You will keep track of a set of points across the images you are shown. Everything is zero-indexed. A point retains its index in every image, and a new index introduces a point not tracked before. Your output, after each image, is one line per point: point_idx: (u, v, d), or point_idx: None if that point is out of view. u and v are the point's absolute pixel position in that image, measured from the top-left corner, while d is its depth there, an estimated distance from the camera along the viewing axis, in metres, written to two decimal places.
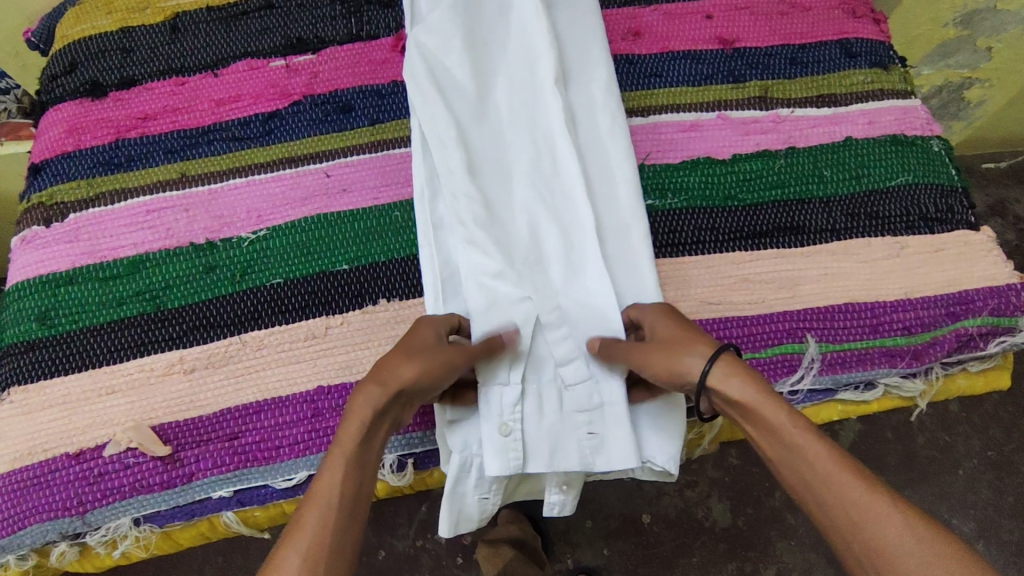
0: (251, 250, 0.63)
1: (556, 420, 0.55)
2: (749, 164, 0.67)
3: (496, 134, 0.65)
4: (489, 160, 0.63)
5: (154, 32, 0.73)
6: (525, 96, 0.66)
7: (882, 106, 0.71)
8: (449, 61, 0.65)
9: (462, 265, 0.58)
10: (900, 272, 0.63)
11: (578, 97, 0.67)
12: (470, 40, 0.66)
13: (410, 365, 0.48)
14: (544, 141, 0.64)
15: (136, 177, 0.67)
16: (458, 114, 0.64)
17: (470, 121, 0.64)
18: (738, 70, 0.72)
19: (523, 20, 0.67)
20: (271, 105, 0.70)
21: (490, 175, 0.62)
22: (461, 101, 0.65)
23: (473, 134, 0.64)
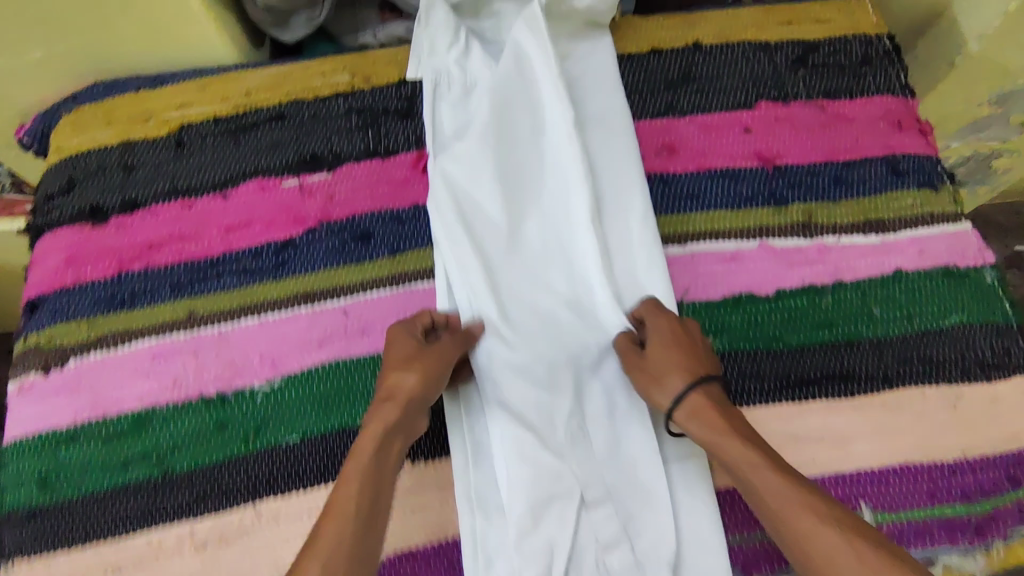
0: (266, 404, 0.59)
1: None
2: (795, 301, 0.63)
3: (529, 273, 0.61)
4: (521, 305, 0.60)
5: (158, 146, 0.68)
6: (560, 230, 0.63)
7: (932, 232, 0.66)
8: (479, 193, 0.62)
9: (494, 425, 0.56)
10: (952, 428, 0.60)
11: (614, 231, 0.63)
12: (502, 170, 0.63)
13: (403, 374, 0.54)
14: (579, 283, 0.61)
15: (141, 316, 0.62)
16: (488, 254, 0.61)
17: (501, 260, 0.61)
18: (779, 191, 0.67)
19: (557, 146, 0.65)
20: (284, 232, 0.65)
21: (523, 322, 0.59)
22: (491, 238, 0.61)
23: (505, 276, 0.61)
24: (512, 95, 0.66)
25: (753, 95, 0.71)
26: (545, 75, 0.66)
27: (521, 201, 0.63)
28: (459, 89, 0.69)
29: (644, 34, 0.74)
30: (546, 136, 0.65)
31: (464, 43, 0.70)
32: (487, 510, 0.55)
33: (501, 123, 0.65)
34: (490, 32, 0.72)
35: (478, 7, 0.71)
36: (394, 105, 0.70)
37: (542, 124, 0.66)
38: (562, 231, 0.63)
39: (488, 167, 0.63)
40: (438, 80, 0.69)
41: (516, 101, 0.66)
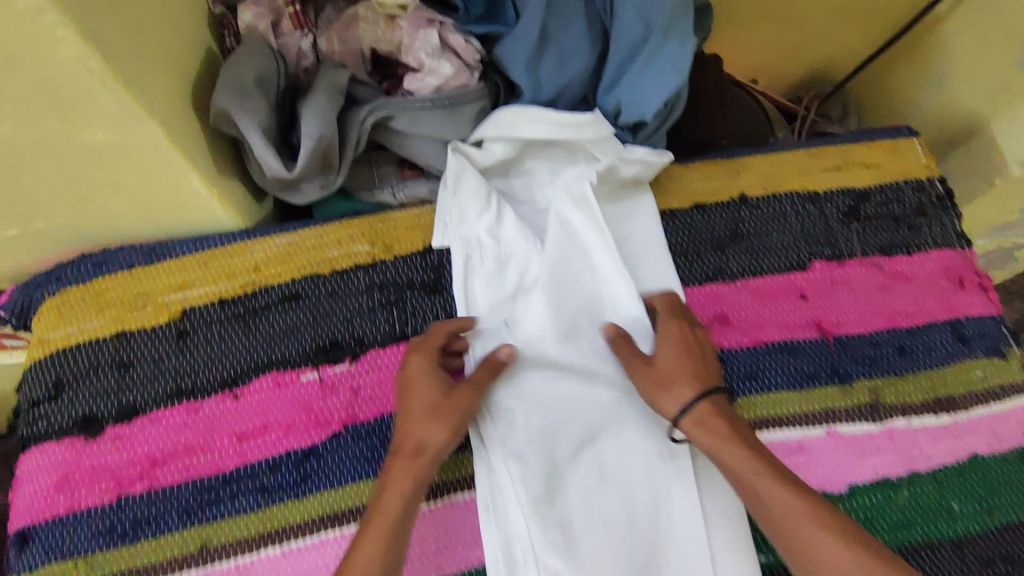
0: None
1: None
2: (872, 497, 0.58)
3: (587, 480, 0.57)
4: (580, 518, 0.55)
5: (157, 338, 0.61)
6: (616, 426, 0.58)
7: (1003, 407, 0.63)
8: (533, 389, 0.58)
9: None
10: None
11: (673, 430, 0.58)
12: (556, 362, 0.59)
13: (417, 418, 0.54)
14: (639, 490, 0.57)
15: (146, 551, 0.55)
16: (540, 469, 0.56)
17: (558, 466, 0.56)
18: (843, 367, 0.63)
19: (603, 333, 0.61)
20: (305, 438, 0.58)
21: (585, 540, 0.55)
22: (541, 448, 0.56)
23: (562, 485, 0.56)
24: (561, 274, 0.62)
25: (806, 254, 0.66)
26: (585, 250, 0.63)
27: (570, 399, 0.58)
28: (493, 260, 0.64)
29: (686, 185, 0.69)
30: (596, 320, 0.62)
31: (496, 208, 0.64)
32: None
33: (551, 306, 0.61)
34: (521, 193, 0.67)
35: (508, 167, 0.65)
36: (419, 277, 0.64)
37: (592, 305, 0.63)
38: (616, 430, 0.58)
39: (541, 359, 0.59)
40: (469, 250, 0.64)
41: (562, 283, 0.62)
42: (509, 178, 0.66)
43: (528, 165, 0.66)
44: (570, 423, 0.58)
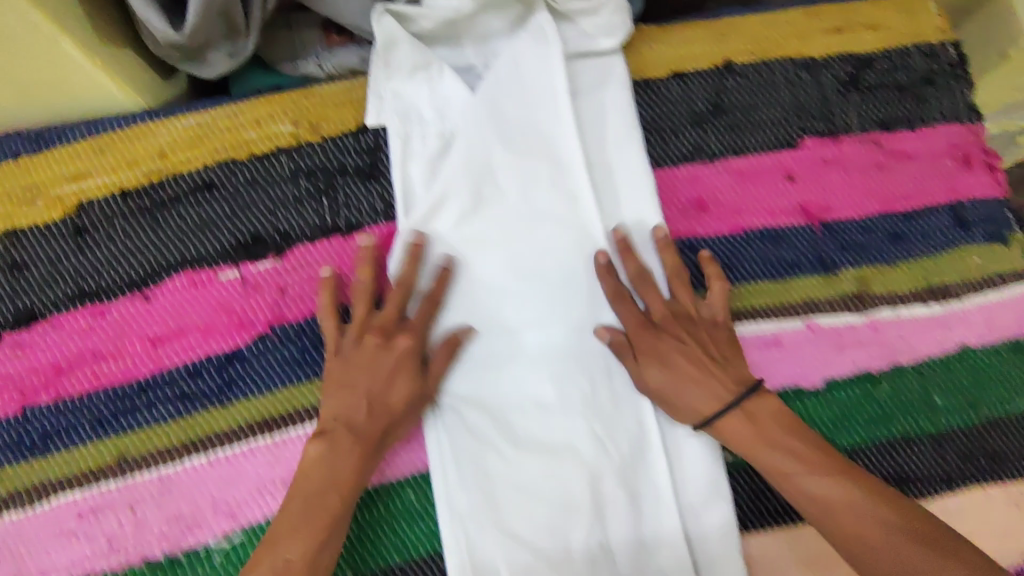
0: (226, 566, 0.49)
1: None
2: (847, 392, 0.54)
3: (535, 364, 0.51)
4: (526, 400, 0.51)
5: (53, 236, 0.54)
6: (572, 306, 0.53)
7: (1000, 298, 0.57)
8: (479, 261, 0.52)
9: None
10: (1019, 530, 0.53)
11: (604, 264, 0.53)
12: (509, 236, 0.53)
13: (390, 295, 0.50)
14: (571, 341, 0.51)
15: (60, 465, 0.50)
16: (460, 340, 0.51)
17: (505, 344, 0.52)
18: (829, 255, 0.56)
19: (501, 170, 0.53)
20: (228, 341, 0.52)
21: (529, 426, 0.50)
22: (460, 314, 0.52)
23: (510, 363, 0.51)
24: (522, 140, 0.54)
25: (797, 129, 0.58)
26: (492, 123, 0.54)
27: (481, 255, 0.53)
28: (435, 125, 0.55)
29: (662, 50, 0.59)
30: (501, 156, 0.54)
31: (437, 78, 0.55)
32: None
33: (508, 177, 0.54)
34: (478, 60, 0.57)
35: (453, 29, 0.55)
36: (353, 162, 0.56)
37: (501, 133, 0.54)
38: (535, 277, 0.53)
39: (491, 230, 0.53)
40: (408, 129, 0.55)
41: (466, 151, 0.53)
42: (460, 43, 0.56)
43: (481, 24, 0.55)
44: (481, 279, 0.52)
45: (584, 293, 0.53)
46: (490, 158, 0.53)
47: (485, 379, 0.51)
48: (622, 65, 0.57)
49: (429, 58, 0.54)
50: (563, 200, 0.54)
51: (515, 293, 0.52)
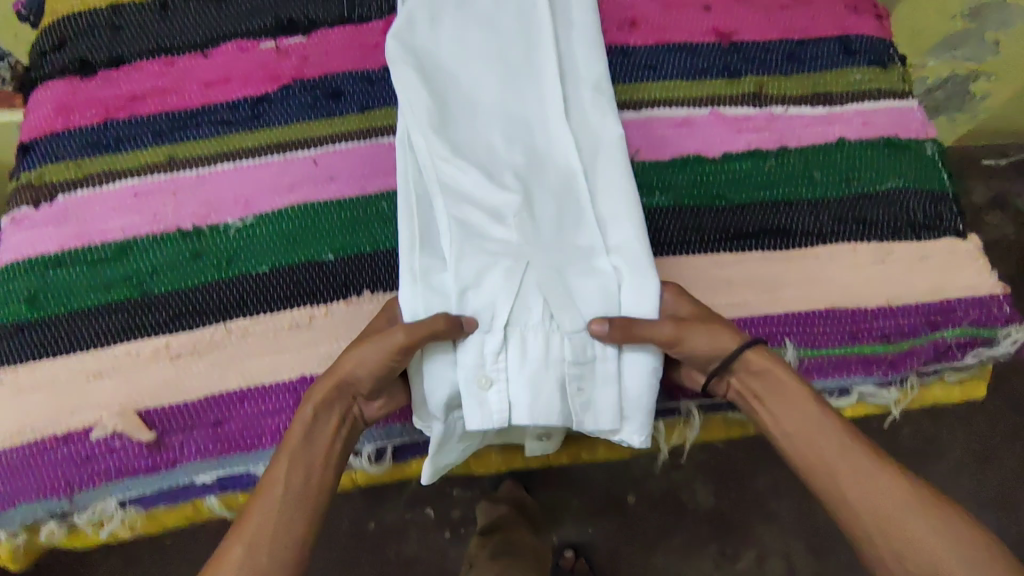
0: (238, 238, 0.64)
1: (538, 368, 0.57)
2: (740, 163, 0.67)
3: (485, 110, 0.66)
4: (476, 133, 0.65)
5: (143, 9, 0.72)
6: (520, 72, 0.68)
7: (876, 107, 0.69)
8: (453, 36, 0.68)
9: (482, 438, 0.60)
10: (881, 280, 0.63)
11: (548, 50, 0.68)
12: (475, 30, 0.69)
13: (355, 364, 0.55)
14: (513, 99, 0.67)
15: (124, 160, 0.66)
16: (431, 91, 0.65)
17: (464, 94, 0.67)
18: (734, 65, 0.70)
19: None
20: (260, 88, 0.69)
21: (477, 147, 0.64)
22: (434, 78, 0.67)
23: (467, 107, 0.66)
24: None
25: None
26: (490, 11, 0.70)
27: (453, 42, 0.68)
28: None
29: None
30: None
31: None
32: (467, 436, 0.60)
33: None
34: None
35: None
36: None
37: None
38: (494, 58, 0.68)
39: (465, 16, 0.69)
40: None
41: None
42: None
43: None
44: (451, 57, 0.68)
45: (529, 71, 0.68)
46: None
47: (448, 119, 0.64)
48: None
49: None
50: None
51: (476, 60, 0.68)
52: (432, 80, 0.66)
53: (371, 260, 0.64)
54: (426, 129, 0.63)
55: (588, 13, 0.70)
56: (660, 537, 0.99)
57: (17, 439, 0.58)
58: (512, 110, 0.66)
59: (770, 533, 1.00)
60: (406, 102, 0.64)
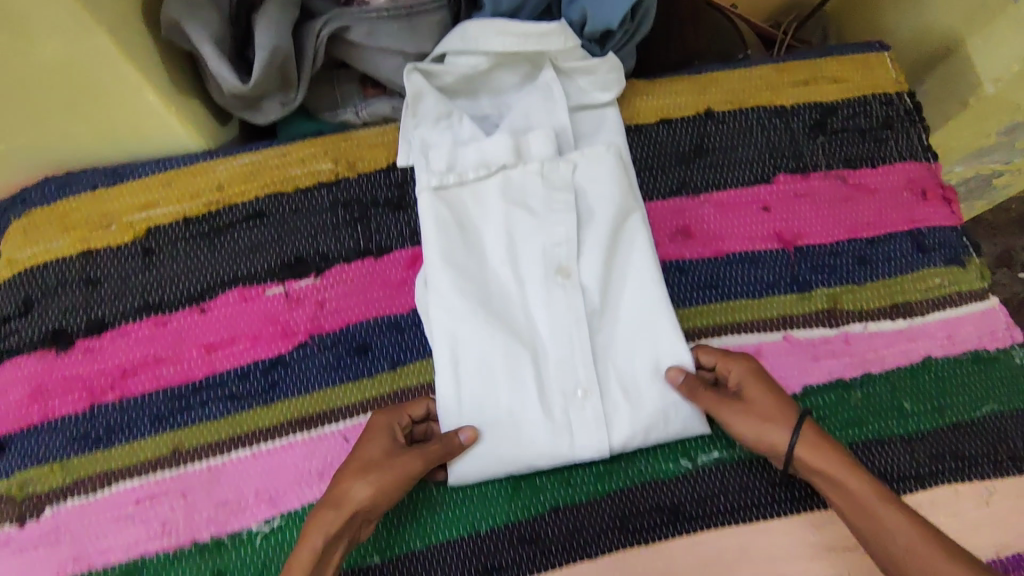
0: (266, 547, 0.55)
1: (554, 359, 0.57)
2: (822, 397, 0.60)
3: (525, 349, 0.56)
4: (514, 389, 0.56)
5: (123, 255, 0.62)
6: (567, 289, 0.57)
7: (960, 313, 0.63)
8: (485, 252, 0.59)
9: (503, 412, 0.56)
10: (985, 525, 0.58)
11: (597, 274, 0.58)
12: (509, 247, 0.59)
13: (370, 492, 0.50)
14: (559, 332, 0.57)
15: (121, 455, 0.57)
16: (461, 336, 0.57)
17: (506, 323, 0.57)
18: (803, 275, 0.64)
19: (507, 190, 0.60)
20: (272, 348, 0.60)
21: (515, 401, 0.56)
22: (465, 314, 0.57)
23: (505, 337, 0.56)
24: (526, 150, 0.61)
25: (771, 167, 0.67)
26: (530, 221, 0.59)
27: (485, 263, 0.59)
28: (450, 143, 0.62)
29: (651, 99, 0.68)
30: (506, 176, 0.60)
31: (451, 112, 0.63)
32: (488, 388, 0.56)
33: (510, 195, 0.60)
34: (492, 110, 0.66)
35: (475, 83, 0.65)
36: (383, 195, 0.64)
37: (498, 154, 0.61)
38: (534, 283, 0.58)
39: (498, 226, 0.60)
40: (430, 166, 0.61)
41: (485, 203, 0.61)
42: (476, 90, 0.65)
43: (495, 77, 0.65)
44: (484, 285, 0.58)
45: (576, 296, 0.57)
46: (502, 182, 0.60)
47: (482, 373, 0.56)
48: (616, 114, 0.67)
49: (451, 108, 0.63)
50: (562, 199, 0.59)
51: (516, 280, 0.58)
52: (463, 318, 0.57)
53: (421, 559, 0.55)
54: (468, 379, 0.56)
55: (635, 212, 0.61)
56: None
57: None
58: (554, 336, 0.57)
59: None
60: (440, 349, 0.56)
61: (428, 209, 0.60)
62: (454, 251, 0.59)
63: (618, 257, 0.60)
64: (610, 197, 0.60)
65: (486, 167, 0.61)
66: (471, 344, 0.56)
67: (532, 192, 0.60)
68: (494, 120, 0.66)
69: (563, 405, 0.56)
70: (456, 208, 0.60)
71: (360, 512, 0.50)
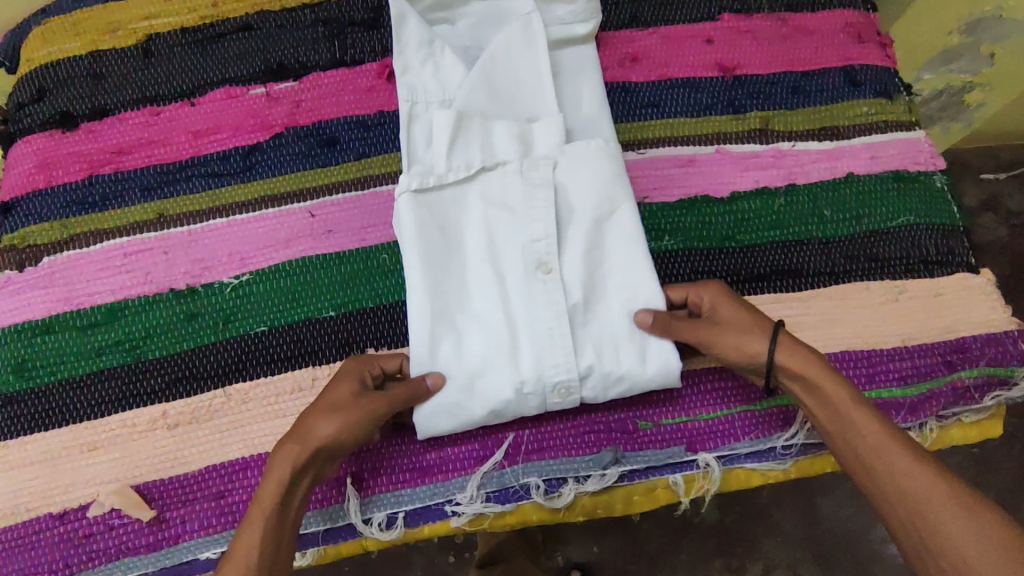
0: (234, 297, 0.61)
1: (532, 354, 0.54)
2: (748, 203, 0.65)
3: (503, 340, 0.54)
4: (491, 375, 0.54)
5: (126, 56, 0.69)
6: (548, 285, 0.55)
7: (884, 139, 0.68)
8: (462, 251, 0.58)
9: (483, 398, 0.55)
10: (898, 318, 0.62)
11: (580, 268, 0.56)
12: (489, 241, 0.57)
13: (335, 430, 0.51)
14: (538, 324, 0.54)
15: (113, 218, 0.64)
16: (439, 334, 0.55)
17: (484, 318, 0.56)
18: (739, 100, 0.69)
19: (489, 182, 0.58)
20: (252, 137, 0.67)
21: (492, 390, 0.54)
22: (443, 306, 0.56)
23: (484, 332, 0.55)
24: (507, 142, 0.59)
25: (717, 8, 0.72)
26: (510, 217, 0.57)
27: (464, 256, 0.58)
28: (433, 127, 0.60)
29: None
30: (489, 168, 0.59)
31: (435, 49, 0.63)
32: (468, 381, 0.55)
33: (491, 184, 0.58)
34: (471, 41, 0.67)
35: (452, 1, 0.66)
36: (360, 16, 0.71)
37: (480, 136, 0.59)
38: (513, 276, 0.56)
39: (477, 229, 0.58)
40: (415, 97, 0.62)
41: (467, 197, 0.59)
42: (454, 14, 0.67)
43: (470, 7, 0.67)
44: (463, 278, 0.57)
45: (556, 288, 0.55)
46: (483, 169, 0.59)
47: (459, 364, 0.55)
48: (594, 53, 0.68)
49: (434, 37, 0.63)
50: (541, 197, 0.57)
51: (496, 273, 0.56)
52: (440, 315, 0.56)
53: (374, 314, 0.61)
54: (443, 353, 0.55)
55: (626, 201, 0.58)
56: (665, 554, 0.95)
57: (10, 516, 0.56)
58: (535, 331, 0.54)
59: (777, 549, 0.97)
60: (416, 339, 0.55)
61: (407, 212, 0.58)
62: (430, 252, 0.57)
63: (603, 249, 0.57)
64: (593, 192, 0.57)
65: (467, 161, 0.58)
66: (449, 339, 0.55)
67: (515, 184, 0.58)
68: (475, 52, 0.67)
69: (539, 383, 0.54)
70: (436, 210, 0.58)
71: (325, 446, 0.51)
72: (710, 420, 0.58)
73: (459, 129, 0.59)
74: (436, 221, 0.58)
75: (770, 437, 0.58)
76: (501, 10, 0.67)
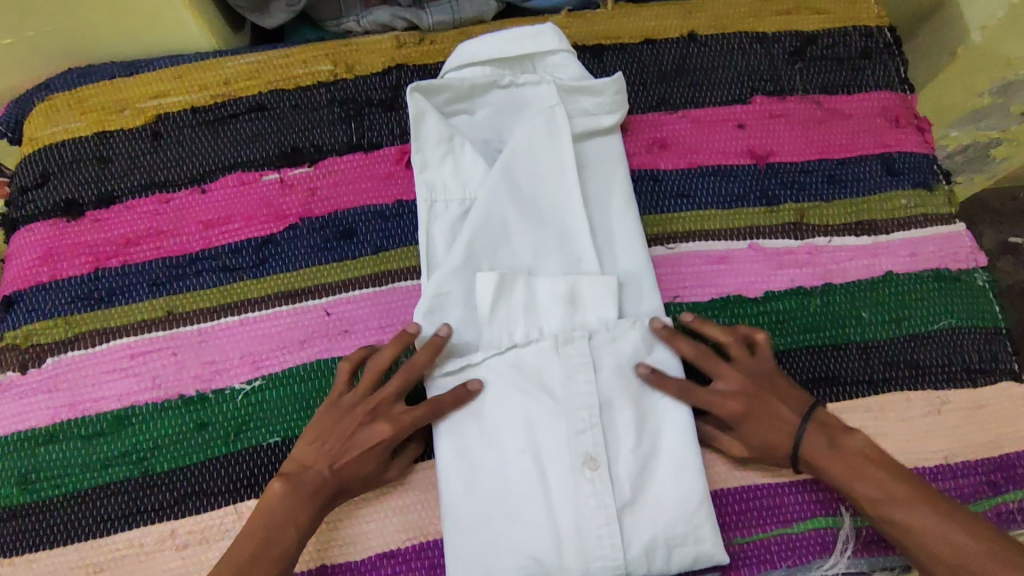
0: (247, 405, 0.59)
1: (577, 548, 0.52)
2: (783, 303, 0.63)
3: (546, 529, 0.53)
4: (535, 564, 0.53)
5: (134, 138, 0.67)
6: (596, 484, 0.53)
7: (923, 234, 0.65)
8: (503, 437, 0.55)
9: None
10: (939, 432, 0.59)
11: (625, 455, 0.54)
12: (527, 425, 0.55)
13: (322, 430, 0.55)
14: (583, 515, 0.53)
15: (120, 316, 0.61)
16: (480, 525, 0.54)
17: (524, 504, 0.54)
18: (772, 190, 0.66)
19: (524, 361, 0.57)
20: (264, 229, 0.64)
21: None
22: (481, 493, 0.55)
23: (525, 524, 0.53)
24: (545, 313, 0.58)
25: (749, 89, 0.69)
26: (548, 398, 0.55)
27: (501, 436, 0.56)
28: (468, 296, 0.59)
29: (636, 22, 0.71)
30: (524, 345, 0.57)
31: (456, 149, 0.63)
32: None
33: (528, 360, 0.57)
34: (492, 134, 0.65)
35: (473, 92, 0.64)
36: (378, 96, 0.68)
37: (515, 308, 0.58)
38: (554, 463, 0.54)
39: (514, 410, 0.56)
40: (434, 196, 0.62)
41: (502, 376, 0.57)
42: (474, 105, 0.65)
43: (491, 97, 0.65)
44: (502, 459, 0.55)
45: (600, 475, 0.53)
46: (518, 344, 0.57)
47: (500, 558, 0.53)
48: (620, 141, 0.66)
49: (453, 134, 0.63)
50: (581, 379, 0.55)
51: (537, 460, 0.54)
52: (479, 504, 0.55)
53: None
54: (485, 545, 0.54)
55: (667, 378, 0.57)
56: None
57: None
58: (581, 525, 0.52)
59: None
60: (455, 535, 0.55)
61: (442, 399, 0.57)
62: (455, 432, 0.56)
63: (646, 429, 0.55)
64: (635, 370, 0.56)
65: (503, 337, 0.57)
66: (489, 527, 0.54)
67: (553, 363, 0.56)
68: (495, 145, 0.65)
69: None
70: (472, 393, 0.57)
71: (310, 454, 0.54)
72: (751, 543, 0.57)
73: (495, 300, 0.58)
74: (474, 405, 0.57)
75: (808, 565, 0.57)
76: (521, 100, 0.65)
